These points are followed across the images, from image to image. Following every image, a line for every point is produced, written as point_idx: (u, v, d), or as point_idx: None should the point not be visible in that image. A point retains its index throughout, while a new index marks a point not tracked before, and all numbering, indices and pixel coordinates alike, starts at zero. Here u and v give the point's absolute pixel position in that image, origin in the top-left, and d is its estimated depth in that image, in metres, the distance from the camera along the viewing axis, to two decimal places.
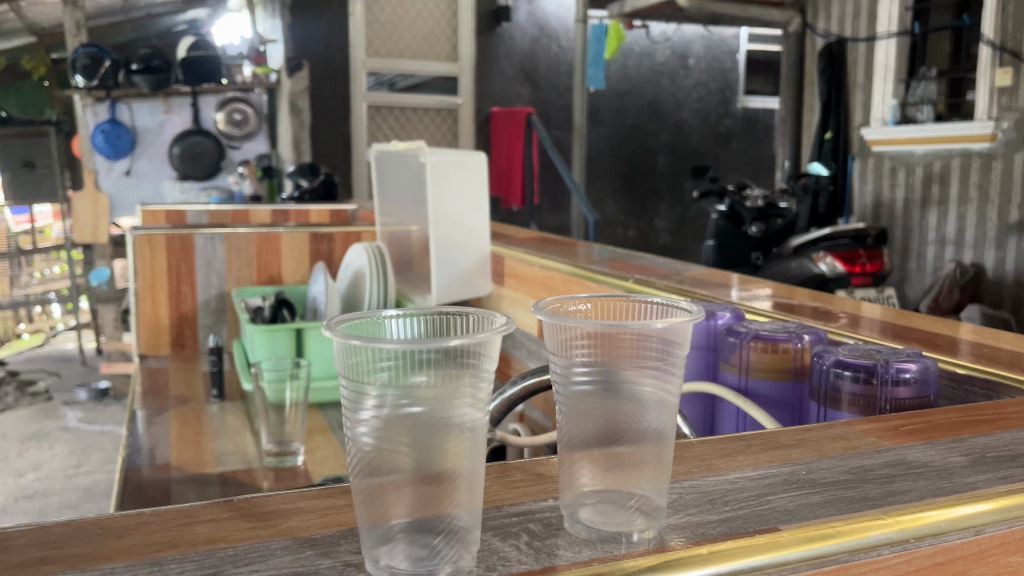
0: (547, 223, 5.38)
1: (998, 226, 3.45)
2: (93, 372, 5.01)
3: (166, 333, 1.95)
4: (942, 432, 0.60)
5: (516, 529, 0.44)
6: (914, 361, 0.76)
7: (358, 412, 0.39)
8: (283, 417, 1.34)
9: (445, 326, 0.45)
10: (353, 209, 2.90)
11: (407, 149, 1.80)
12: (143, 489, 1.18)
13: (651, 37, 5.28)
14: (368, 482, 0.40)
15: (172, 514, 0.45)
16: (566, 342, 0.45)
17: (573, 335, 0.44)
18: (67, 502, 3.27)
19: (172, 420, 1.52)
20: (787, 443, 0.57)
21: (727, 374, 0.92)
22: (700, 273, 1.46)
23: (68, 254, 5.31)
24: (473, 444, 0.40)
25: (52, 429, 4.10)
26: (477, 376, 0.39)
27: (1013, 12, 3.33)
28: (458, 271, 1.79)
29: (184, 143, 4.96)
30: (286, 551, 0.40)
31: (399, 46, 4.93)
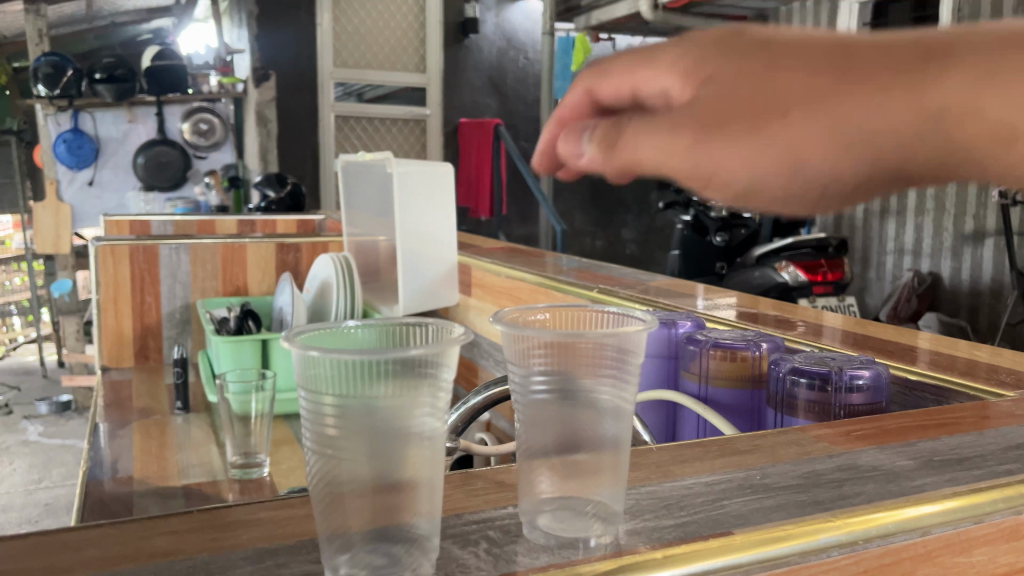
0: (515, 233, 5.41)
1: (954, 236, 3.53)
2: (54, 386, 4.92)
3: (130, 345, 1.93)
4: (891, 437, 0.62)
5: (476, 536, 0.45)
6: (867, 369, 0.78)
7: (319, 423, 0.40)
8: (248, 429, 1.33)
9: (405, 336, 0.46)
10: (321, 219, 2.95)
11: (374, 160, 1.81)
12: (105, 502, 1.17)
13: (616, 50, 5.34)
14: (329, 492, 0.40)
15: (131, 527, 0.45)
16: (518, 351, 0.46)
17: (531, 349, 0.45)
18: (26, 517, 3.19)
19: (135, 432, 1.51)
20: (742, 449, 0.58)
21: (688, 382, 0.93)
22: (664, 282, 1.48)
23: (28, 265, 5.19)
24: (432, 453, 0.41)
25: (12, 444, 4.03)
26: (435, 385, 0.40)
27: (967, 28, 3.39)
28: (426, 282, 1.80)
29: (149, 152, 4.83)
30: (246, 562, 0.41)
31: (367, 57, 4.95)
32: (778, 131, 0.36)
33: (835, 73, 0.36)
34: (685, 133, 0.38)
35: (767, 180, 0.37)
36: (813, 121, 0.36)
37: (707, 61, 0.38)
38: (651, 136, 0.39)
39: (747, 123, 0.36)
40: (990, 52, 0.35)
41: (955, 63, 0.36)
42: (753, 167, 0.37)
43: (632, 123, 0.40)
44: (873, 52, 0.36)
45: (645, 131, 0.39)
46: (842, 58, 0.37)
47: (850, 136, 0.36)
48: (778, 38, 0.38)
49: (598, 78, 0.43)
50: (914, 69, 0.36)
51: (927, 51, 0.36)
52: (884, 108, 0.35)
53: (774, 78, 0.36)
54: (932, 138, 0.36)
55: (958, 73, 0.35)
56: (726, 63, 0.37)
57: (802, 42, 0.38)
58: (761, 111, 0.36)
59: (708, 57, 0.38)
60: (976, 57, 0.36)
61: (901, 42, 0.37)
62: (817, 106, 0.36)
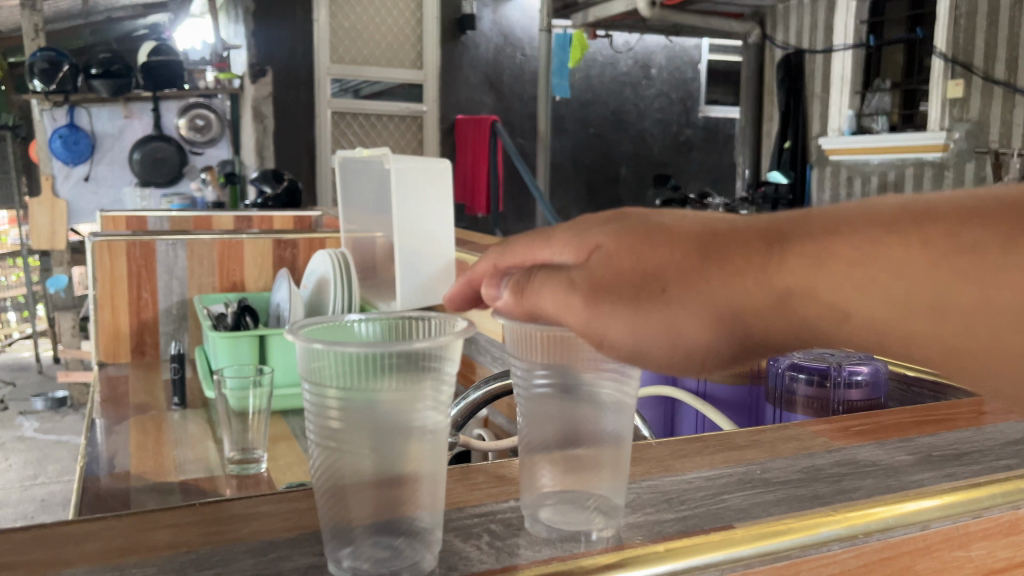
0: (512, 230, 5.41)
1: None
2: (49, 382, 4.92)
3: (126, 341, 1.93)
4: (889, 433, 0.62)
5: (477, 529, 0.45)
6: (866, 364, 0.79)
7: (321, 415, 0.40)
8: (246, 425, 1.33)
9: (409, 330, 0.47)
10: (318, 215, 2.94)
11: (371, 156, 1.81)
12: (102, 498, 1.17)
13: (614, 46, 5.32)
14: (330, 486, 0.41)
15: (134, 520, 0.45)
16: (518, 344, 0.46)
17: (532, 343, 0.45)
18: (22, 512, 3.19)
19: (132, 428, 1.51)
20: (740, 443, 0.59)
21: (686, 377, 0.93)
22: None
23: (23, 261, 5.18)
24: (435, 447, 0.41)
25: (7, 439, 4.03)
26: (439, 378, 0.40)
27: (964, 26, 3.40)
28: (423, 278, 1.79)
29: (145, 148, 4.87)
30: (249, 555, 0.41)
31: (364, 53, 4.95)
32: (657, 307, 0.40)
33: (701, 254, 0.40)
34: (575, 298, 0.42)
35: (646, 347, 0.41)
36: (686, 297, 0.40)
37: (598, 233, 0.43)
38: (550, 291, 0.43)
39: (628, 294, 0.41)
40: (831, 230, 0.39)
41: (798, 243, 0.39)
42: (634, 334, 0.41)
43: (535, 275, 0.44)
44: (734, 233, 0.41)
45: (546, 286, 0.43)
46: (711, 239, 0.41)
47: (721, 312, 0.40)
48: (662, 218, 0.43)
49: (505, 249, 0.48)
50: (763, 251, 0.39)
51: (779, 229, 0.40)
52: (738, 284, 0.39)
53: (649, 253, 0.41)
54: (784, 314, 0.39)
55: (800, 258, 0.39)
56: (615, 236, 0.43)
57: (679, 223, 0.42)
58: (639, 286, 0.41)
59: (600, 232, 0.43)
60: (819, 233, 0.39)
61: (764, 220, 0.41)
62: (687, 280, 0.40)
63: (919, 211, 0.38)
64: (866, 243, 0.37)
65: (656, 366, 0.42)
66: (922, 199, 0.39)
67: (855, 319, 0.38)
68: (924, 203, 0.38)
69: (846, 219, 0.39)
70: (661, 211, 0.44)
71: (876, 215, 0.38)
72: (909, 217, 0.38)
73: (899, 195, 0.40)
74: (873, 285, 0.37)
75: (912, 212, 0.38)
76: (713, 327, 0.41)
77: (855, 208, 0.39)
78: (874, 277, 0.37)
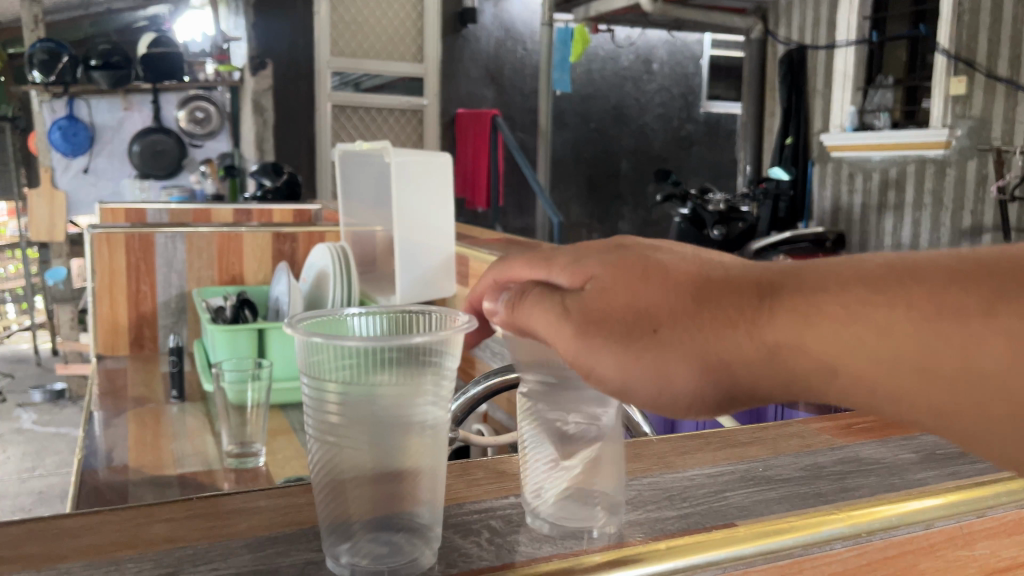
0: (512, 225, 5.41)
1: (952, 232, 3.53)
2: (48, 374, 4.92)
3: (125, 333, 1.92)
4: (892, 430, 0.62)
5: (478, 526, 0.44)
6: None
7: (321, 411, 0.40)
8: (244, 418, 1.33)
9: (408, 324, 0.46)
10: (317, 209, 2.93)
11: (371, 150, 1.80)
12: (100, 491, 1.17)
13: (615, 41, 5.31)
14: (328, 481, 0.40)
15: (130, 514, 0.44)
16: (525, 352, 0.47)
17: (530, 346, 0.46)
18: (20, 505, 3.18)
19: (130, 421, 1.50)
20: (743, 440, 0.58)
21: None
22: None
23: (23, 253, 5.17)
24: (435, 443, 0.41)
25: (6, 431, 4.03)
26: (439, 374, 0.40)
27: (967, 23, 3.40)
28: (422, 272, 1.79)
29: (144, 140, 4.87)
30: (246, 550, 0.40)
31: (364, 46, 4.94)
32: (650, 347, 0.40)
33: (695, 300, 0.40)
34: (568, 326, 0.42)
35: (634, 387, 0.40)
36: (681, 339, 0.39)
37: (597, 263, 0.43)
38: (542, 316, 0.43)
39: (622, 332, 0.40)
40: (818, 283, 0.39)
41: (789, 296, 0.39)
42: (622, 372, 0.40)
43: (529, 294, 0.45)
44: (725, 280, 0.41)
45: (538, 310, 0.43)
46: (705, 285, 0.41)
47: (715, 362, 0.39)
48: (659, 254, 0.43)
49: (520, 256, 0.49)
50: (757, 302, 0.39)
51: (771, 279, 0.40)
52: (729, 335, 0.39)
53: (645, 292, 0.41)
54: (776, 366, 0.39)
55: (790, 312, 0.39)
56: (615, 268, 0.42)
57: (672, 261, 0.42)
58: (634, 324, 0.40)
59: (600, 262, 0.43)
60: (809, 286, 0.39)
61: (756, 269, 0.42)
62: (682, 325, 0.39)
63: (910, 270, 0.38)
64: (856, 300, 0.38)
65: (641, 406, 0.41)
66: (918, 257, 0.39)
67: (844, 375, 0.38)
68: (914, 260, 0.39)
69: (837, 271, 0.39)
70: (658, 247, 0.44)
71: (861, 267, 0.39)
72: (896, 277, 0.38)
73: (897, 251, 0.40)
74: (856, 344, 0.37)
75: (900, 272, 0.38)
76: (703, 376, 0.40)
77: (844, 261, 0.40)
78: (862, 331, 0.37)
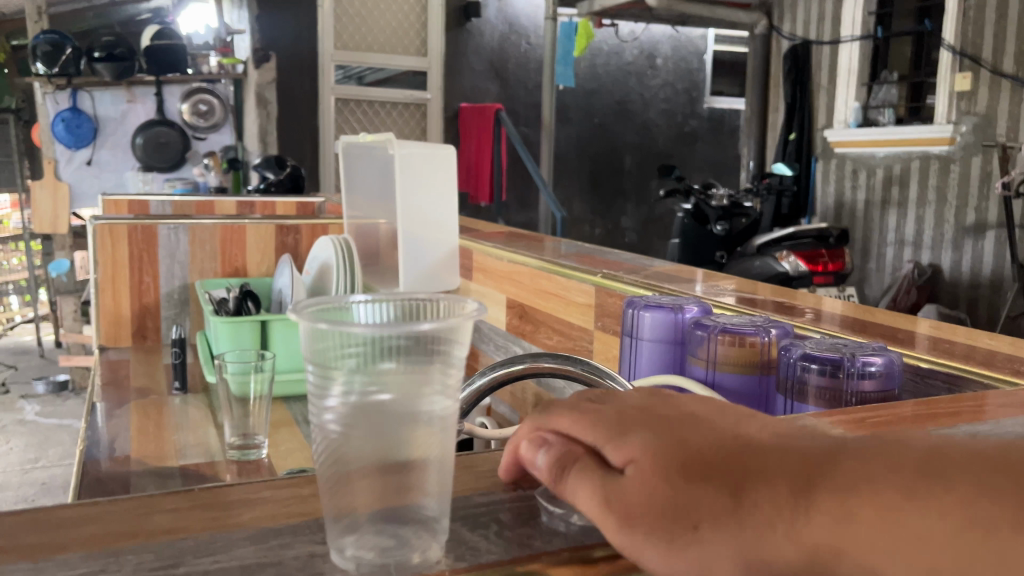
0: (514, 219, 5.40)
1: (955, 228, 3.52)
2: (51, 366, 4.92)
3: (128, 325, 1.92)
4: (906, 425, 0.61)
5: (486, 519, 0.44)
6: (880, 356, 0.77)
7: (325, 399, 0.40)
8: (246, 410, 1.32)
9: (414, 313, 0.47)
10: (320, 202, 2.93)
11: (376, 142, 1.79)
12: (101, 482, 1.16)
13: (619, 36, 5.31)
14: (333, 471, 0.40)
15: (130, 504, 0.43)
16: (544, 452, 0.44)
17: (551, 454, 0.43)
18: (22, 496, 3.18)
19: (133, 412, 1.50)
20: None
21: (694, 367, 0.91)
22: (665, 267, 1.46)
23: (26, 245, 5.17)
24: (442, 434, 0.41)
25: (9, 423, 4.03)
26: (446, 362, 0.41)
27: (973, 18, 3.38)
28: (424, 266, 1.78)
29: (147, 134, 4.85)
30: (249, 542, 0.39)
31: (367, 40, 4.98)
32: (689, 544, 0.35)
33: (731, 491, 0.35)
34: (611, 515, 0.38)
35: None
36: (721, 539, 0.34)
37: (641, 446, 0.39)
38: (587, 497, 0.39)
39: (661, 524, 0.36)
40: (858, 472, 0.34)
41: (824, 488, 0.34)
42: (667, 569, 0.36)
43: (572, 468, 0.41)
44: (762, 465, 0.36)
45: (582, 485, 0.39)
46: (741, 474, 0.36)
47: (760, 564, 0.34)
48: (703, 439, 0.39)
49: (563, 410, 0.46)
50: (794, 498, 0.34)
51: (806, 463, 0.36)
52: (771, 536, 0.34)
53: (685, 489, 0.36)
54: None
55: (829, 508, 0.33)
56: (656, 454, 0.38)
57: (714, 448, 0.38)
58: (672, 516, 0.36)
59: (645, 443, 0.39)
60: (845, 474, 0.34)
61: (796, 451, 0.37)
62: (721, 521, 0.35)
63: (940, 461, 0.34)
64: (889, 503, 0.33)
65: None
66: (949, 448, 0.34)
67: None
68: (946, 452, 0.35)
69: (873, 459, 0.35)
70: (702, 429, 0.41)
71: (898, 457, 0.35)
72: (924, 468, 0.34)
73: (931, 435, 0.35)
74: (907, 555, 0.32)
75: (928, 461, 0.34)
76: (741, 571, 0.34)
77: (880, 446, 0.36)
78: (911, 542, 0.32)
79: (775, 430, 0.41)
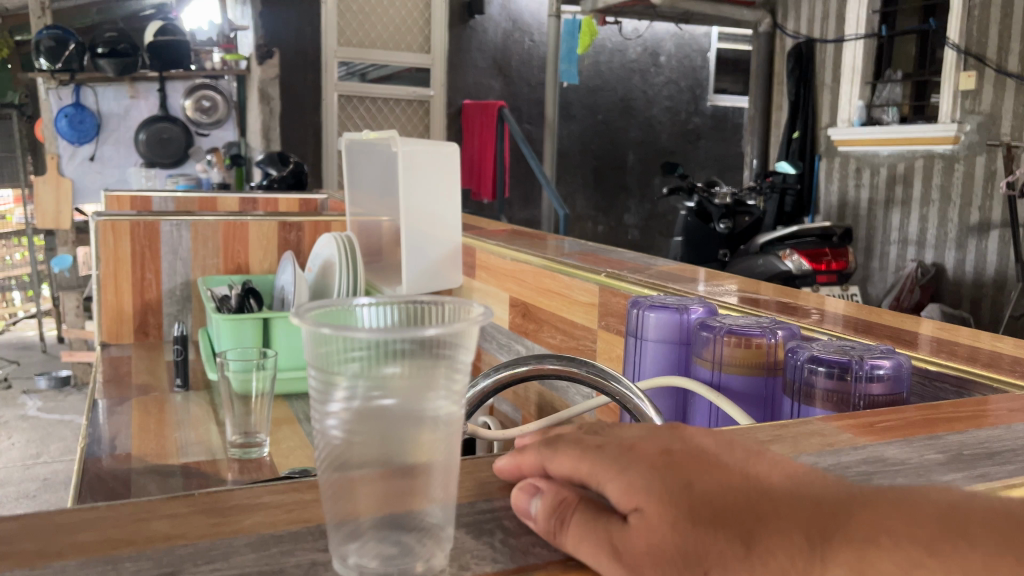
0: (516, 216, 5.39)
1: (959, 228, 3.51)
2: (53, 361, 4.92)
3: (129, 321, 1.91)
4: (915, 430, 0.60)
5: (490, 526, 0.43)
6: (888, 359, 0.76)
7: (328, 404, 0.39)
8: (248, 408, 1.31)
9: (421, 316, 0.46)
10: (323, 198, 2.91)
11: (379, 139, 1.78)
12: (103, 480, 1.15)
13: (623, 33, 5.30)
14: (335, 477, 0.39)
15: (129, 509, 0.43)
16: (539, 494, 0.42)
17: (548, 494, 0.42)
18: (24, 491, 3.19)
19: (134, 410, 1.49)
20: (763, 438, 0.56)
21: (699, 369, 0.90)
22: (669, 266, 1.46)
23: (29, 240, 5.16)
24: (447, 438, 0.40)
25: (11, 418, 4.02)
26: (452, 367, 0.40)
27: (977, 17, 3.36)
28: (428, 262, 1.77)
29: (151, 129, 4.76)
30: (250, 549, 0.38)
31: (370, 36, 4.97)
32: None
33: (745, 540, 0.36)
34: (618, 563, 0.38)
35: None
36: None
37: (643, 491, 0.38)
38: (589, 548, 0.39)
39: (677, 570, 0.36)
40: (876, 524, 0.35)
41: (840, 539, 0.35)
42: None
43: (570, 520, 0.40)
44: (778, 512, 0.37)
45: (584, 540, 0.39)
46: (754, 525, 0.36)
47: None
48: (708, 480, 0.39)
49: (559, 449, 0.44)
50: (806, 551, 0.35)
51: (822, 514, 0.37)
52: None
53: (695, 534, 0.36)
54: None
55: (846, 559, 0.34)
56: (663, 501, 0.38)
57: (722, 492, 0.38)
58: (682, 563, 0.36)
59: (645, 483, 0.39)
60: (863, 528, 0.35)
61: (811, 499, 0.38)
62: (735, 567, 0.35)
63: (960, 520, 0.35)
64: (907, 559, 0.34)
65: None
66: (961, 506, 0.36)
67: None
68: (964, 509, 0.36)
69: (887, 515, 0.36)
70: (708, 466, 0.40)
71: (912, 512, 0.36)
72: (947, 525, 0.35)
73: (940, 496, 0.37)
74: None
75: (948, 520, 0.35)
76: None
77: (897, 499, 0.37)
78: None
79: (784, 466, 0.42)
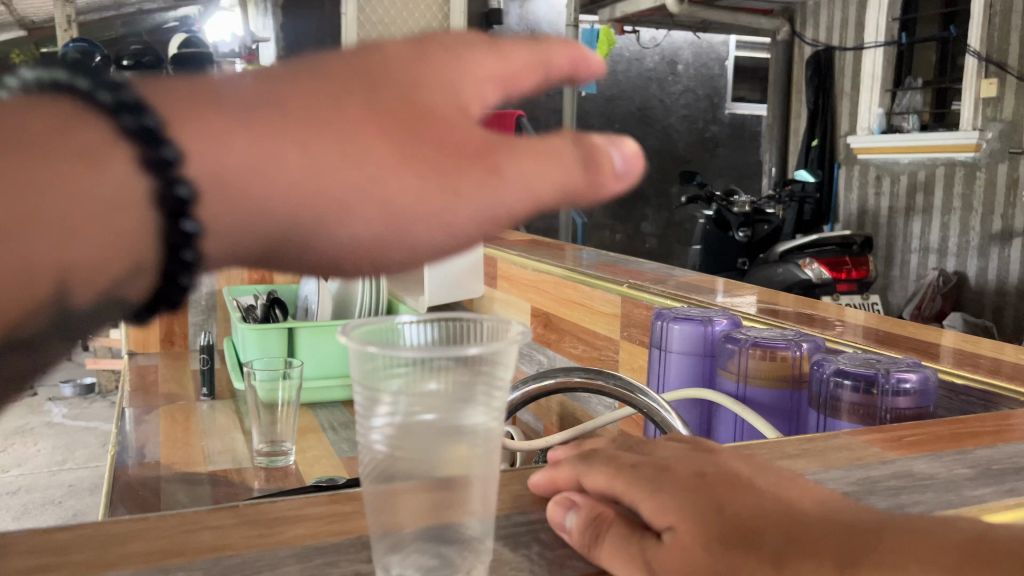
0: (535, 226, 5.42)
1: (981, 236, 3.48)
2: (79, 368, 4.99)
3: (156, 331, 1.94)
4: (944, 445, 0.61)
5: (527, 539, 0.45)
6: (914, 372, 0.77)
7: (371, 419, 0.40)
8: (275, 417, 1.33)
9: (462, 332, 0.47)
10: None
11: None
12: (133, 489, 1.17)
13: (640, 42, 5.31)
14: (379, 489, 0.41)
15: (177, 520, 0.44)
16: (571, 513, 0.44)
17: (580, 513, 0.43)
18: (50, 497, 3.23)
19: (162, 418, 1.51)
20: (792, 451, 0.57)
21: (725, 381, 0.91)
22: (690, 277, 1.46)
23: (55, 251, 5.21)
24: (485, 452, 0.41)
25: (37, 425, 4.09)
26: (491, 382, 0.41)
27: (999, 24, 3.34)
28: (452, 272, 1.78)
29: None
30: (295, 560, 0.40)
31: None
32: None
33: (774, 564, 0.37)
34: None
35: None
36: None
37: (676, 510, 0.40)
38: (622, 565, 0.40)
39: None
40: (903, 550, 0.36)
41: (869, 564, 0.36)
42: None
43: (605, 535, 0.41)
44: (808, 535, 0.38)
45: (615, 557, 0.40)
46: (784, 548, 0.37)
47: None
48: (741, 503, 0.40)
49: (593, 464, 0.46)
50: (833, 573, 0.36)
51: (853, 540, 0.37)
52: None
53: (725, 555, 0.37)
54: None
55: None
56: (693, 520, 0.39)
57: (755, 515, 0.39)
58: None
59: (679, 503, 0.40)
60: (892, 555, 0.36)
61: (842, 523, 0.39)
62: None
63: (984, 546, 0.36)
64: None
65: None
66: (990, 536, 0.37)
67: None
68: (991, 538, 0.37)
69: (916, 542, 0.36)
70: (740, 487, 0.42)
71: (943, 539, 0.36)
72: (971, 551, 0.35)
73: (963, 524, 0.38)
74: None
75: (973, 546, 0.36)
76: None
77: (926, 526, 0.38)
78: None
79: (815, 491, 0.43)
